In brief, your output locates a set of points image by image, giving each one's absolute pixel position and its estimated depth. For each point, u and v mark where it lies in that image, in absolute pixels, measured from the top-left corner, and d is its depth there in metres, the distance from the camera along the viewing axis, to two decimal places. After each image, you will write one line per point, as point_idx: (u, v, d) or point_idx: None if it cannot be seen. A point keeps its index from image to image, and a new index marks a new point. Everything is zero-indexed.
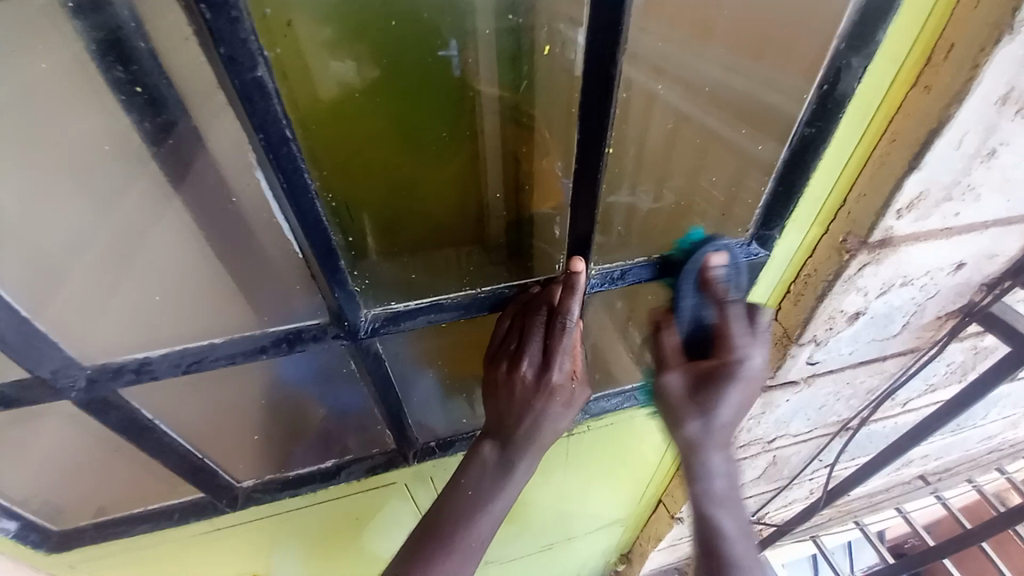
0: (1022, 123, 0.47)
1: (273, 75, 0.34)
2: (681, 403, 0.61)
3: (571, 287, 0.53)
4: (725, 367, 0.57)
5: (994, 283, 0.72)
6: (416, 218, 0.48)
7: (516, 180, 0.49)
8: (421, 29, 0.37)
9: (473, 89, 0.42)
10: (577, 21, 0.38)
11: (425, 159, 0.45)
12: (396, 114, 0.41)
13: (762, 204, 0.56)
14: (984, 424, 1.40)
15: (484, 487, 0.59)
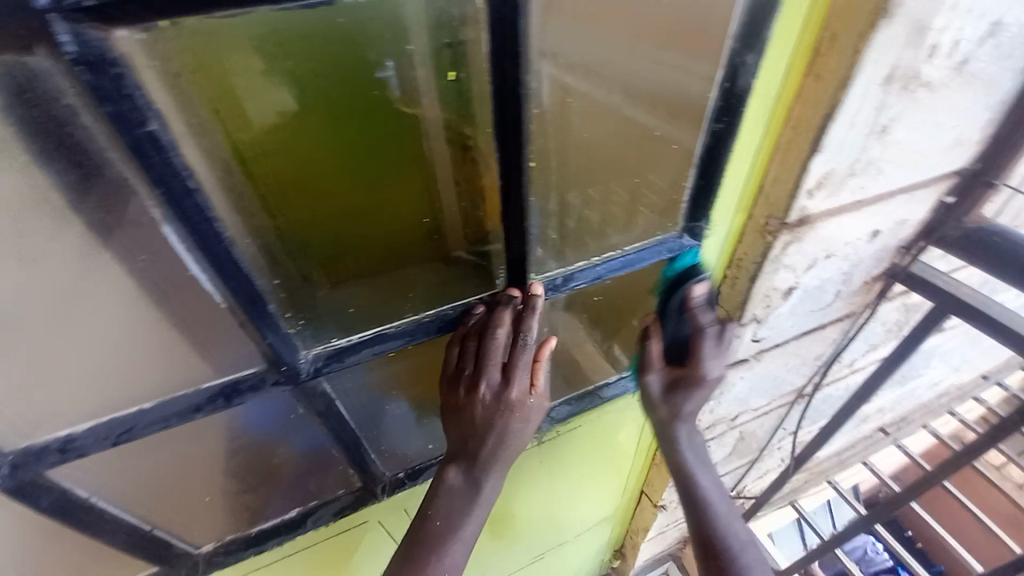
0: (906, 99, 0.51)
1: (200, 111, 0.33)
2: (656, 400, 0.73)
3: (530, 307, 0.54)
4: (692, 376, 0.68)
5: (911, 245, 0.77)
6: (368, 244, 0.46)
7: (457, 200, 0.48)
8: (355, 51, 0.36)
9: (416, 109, 0.40)
10: (480, 44, 0.38)
11: (373, 182, 0.43)
12: (339, 139, 0.40)
13: (687, 198, 0.58)
14: (928, 373, 1.50)
15: (453, 514, 0.59)
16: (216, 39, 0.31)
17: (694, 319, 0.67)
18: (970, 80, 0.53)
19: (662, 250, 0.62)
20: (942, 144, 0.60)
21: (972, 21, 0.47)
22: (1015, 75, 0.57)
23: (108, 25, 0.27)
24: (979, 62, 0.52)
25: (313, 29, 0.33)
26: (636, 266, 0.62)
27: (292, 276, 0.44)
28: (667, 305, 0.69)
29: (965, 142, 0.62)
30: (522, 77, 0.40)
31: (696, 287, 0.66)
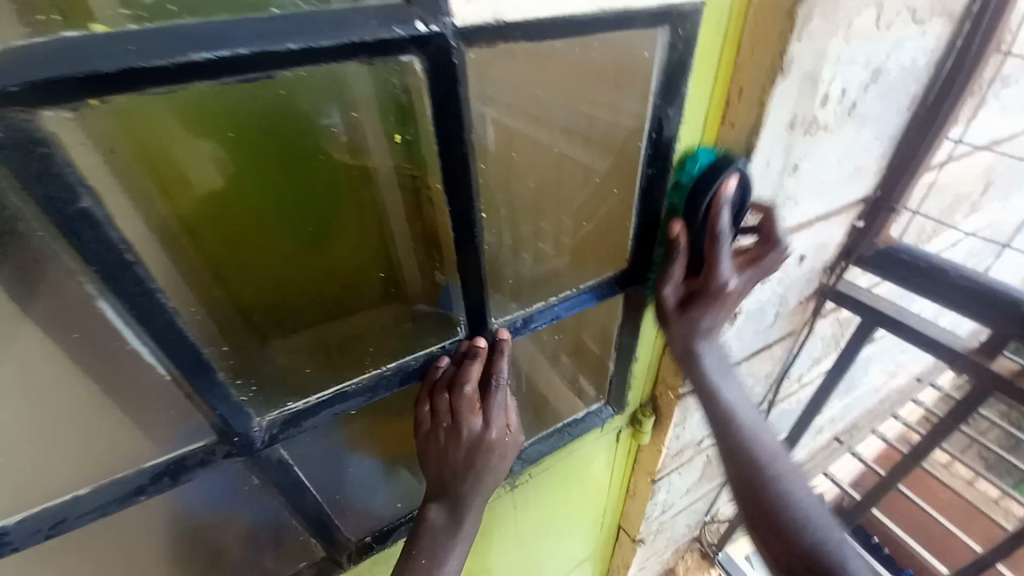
0: (811, 140, 0.58)
1: (138, 172, 0.34)
2: (670, 314, 0.63)
3: (499, 348, 0.56)
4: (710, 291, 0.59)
5: (835, 265, 0.84)
6: (317, 287, 0.47)
7: (405, 254, 0.49)
8: (294, 105, 0.37)
9: (364, 157, 0.42)
10: (423, 100, 0.39)
11: (318, 227, 0.44)
12: (289, 193, 0.41)
13: (633, 236, 0.61)
14: (868, 380, 1.61)
15: (441, 548, 0.57)
16: (153, 113, 0.32)
17: (712, 221, 0.54)
18: (861, 121, 0.61)
19: (617, 284, 0.64)
20: (847, 177, 0.67)
21: (853, 74, 0.55)
22: (897, 113, 0.65)
23: (35, 107, 0.27)
24: (865, 106, 0.59)
25: (251, 99, 0.35)
26: (597, 300, 0.64)
27: (247, 329, 0.44)
28: (694, 206, 0.55)
29: (865, 172, 0.70)
30: (466, 135, 0.42)
31: (727, 180, 0.53)
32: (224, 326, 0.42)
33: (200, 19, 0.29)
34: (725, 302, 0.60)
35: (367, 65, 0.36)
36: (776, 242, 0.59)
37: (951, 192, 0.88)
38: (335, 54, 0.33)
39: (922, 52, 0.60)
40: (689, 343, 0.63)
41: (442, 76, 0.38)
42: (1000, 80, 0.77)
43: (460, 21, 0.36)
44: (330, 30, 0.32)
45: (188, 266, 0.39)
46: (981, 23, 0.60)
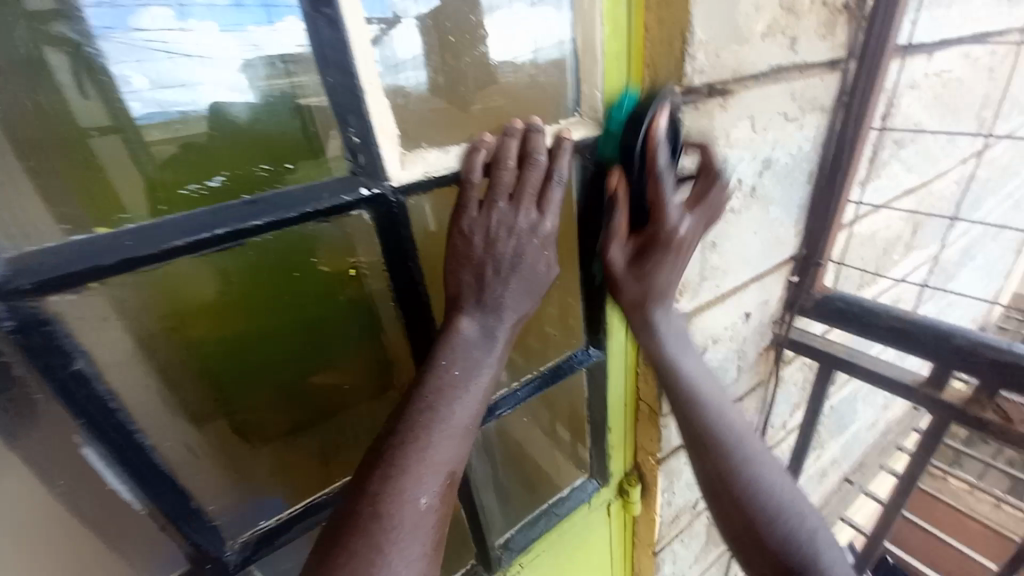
0: (722, 223, 0.65)
1: (137, 292, 0.38)
2: (621, 277, 0.57)
3: (559, 148, 0.49)
4: (660, 240, 0.53)
5: (781, 317, 0.90)
6: (304, 384, 0.50)
7: (391, 354, 0.55)
8: (285, 237, 0.42)
9: (351, 262, 0.47)
10: (372, 239, 0.47)
11: (305, 326, 0.48)
12: (276, 297, 0.45)
13: (583, 316, 0.68)
14: (859, 417, 1.61)
15: (474, 363, 0.48)
16: (166, 270, 0.38)
17: (650, 160, 0.49)
18: (765, 199, 0.69)
19: (575, 362, 0.70)
20: (768, 243, 0.75)
21: (744, 167, 0.63)
22: (798, 191, 0.74)
23: (44, 295, 0.33)
24: (765, 189, 0.68)
25: (259, 245, 0.41)
26: (558, 378, 0.68)
27: (236, 432, 0.48)
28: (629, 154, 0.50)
29: (784, 237, 0.78)
30: (411, 259, 0.48)
31: (660, 116, 0.48)
32: (207, 431, 0.46)
33: (187, 213, 0.36)
34: (679, 252, 0.54)
35: (325, 222, 0.43)
36: (717, 176, 0.54)
37: (882, 240, 0.96)
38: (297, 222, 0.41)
39: (805, 140, 0.68)
40: (646, 311, 0.57)
41: (390, 222, 0.45)
42: (893, 145, 0.82)
43: (397, 182, 0.44)
44: (290, 204, 0.40)
45: (187, 391, 0.43)
46: (852, 109, 0.68)
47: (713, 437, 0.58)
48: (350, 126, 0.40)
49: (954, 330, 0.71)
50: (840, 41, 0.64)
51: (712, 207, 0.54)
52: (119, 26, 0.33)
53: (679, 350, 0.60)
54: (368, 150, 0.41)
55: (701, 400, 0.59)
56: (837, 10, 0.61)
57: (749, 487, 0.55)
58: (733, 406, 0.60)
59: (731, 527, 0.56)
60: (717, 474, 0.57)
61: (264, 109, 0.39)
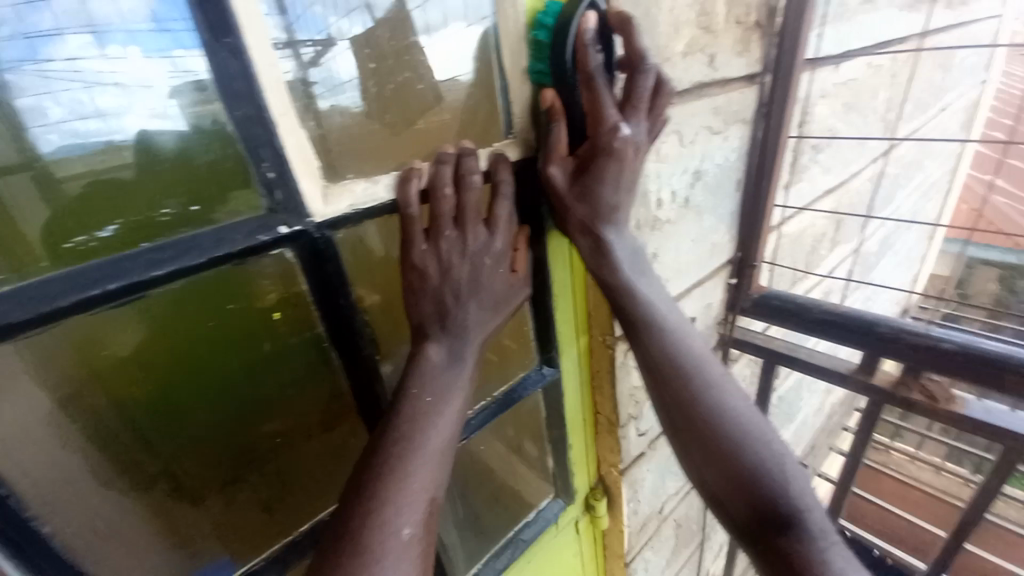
0: (660, 233, 0.67)
1: (50, 352, 0.34)
2: (565, 197, 0.53)
3: (498, 166, 0.47)
4: (601, 149, 0.50)
5: (725, 318, 0.94)
6: (251, 435, 0.46)
7: (344, 394, 0.52)
8: (214, 280, 0.39)
9: (292, 303, 0.44)
10: (297, 278, 0.43)
11: (248, 373, 0.44)
12: (213, 346, 0.41)
13: (535, 335, 0.68)
14: (806, 403, 1.71)
15: (445, 390, 0.46)
16: (71, 329, 0.34)
17: (583, 64, 0.48)
18: (699, 208, 0.72)
19: (528, 384, 0.69)
20: (706, 250, 0.78)
21: (676, 180, 0.65)
22: (729, 199, 0.77)
23: None
24: (698, 198, 0.70)
25: (185, 291, 0.38)
26: (512, 403, 0.68)
27: (175, 493, 0.43)
28: (560, 59, 0.48)
29: (721, 243, 0.81)
30: (345, 296, 0.46)
31: (585, 16, 0.47)
32: (144, 493, 0.42)
33: (72, 267, 0.33)
34: (621, 160, 0.51)
35: (242, 265, 0.40)
36: (662, 88, 0.52)
37: (809, 238, 1.02)
38: (207, 267, 0.38)
39: (730, 151, 0.72)
40: (594, 230, 0.54)
41: (315, 258, 0.43)
42: (811, 150, 0.88)
43: (321, 218, 0.42)
44: (199, 250, 0.37)
45: (107, 458, 0.39)
46: (771, 120, 0.72)
47: (670, 362, 0.55)
48: (263, 159, 0.38)
49: (878, 320, 0.76)
50: (755, 57, 0.67)
51: (656, 118, 0.52)
52: (27, 57, 0.30)
53: (635, 274, 0.56)
54: (285, 185, 0.39)
55: (661, 322, 0.56)
56: (750, 27, 0.64)
57: (710, 411, 0.54)
58: (691, 325, 0.59)
59: (693, 450, 0.54)
60: (677, 400, 0.55)
61: (188, 148, 0.36)
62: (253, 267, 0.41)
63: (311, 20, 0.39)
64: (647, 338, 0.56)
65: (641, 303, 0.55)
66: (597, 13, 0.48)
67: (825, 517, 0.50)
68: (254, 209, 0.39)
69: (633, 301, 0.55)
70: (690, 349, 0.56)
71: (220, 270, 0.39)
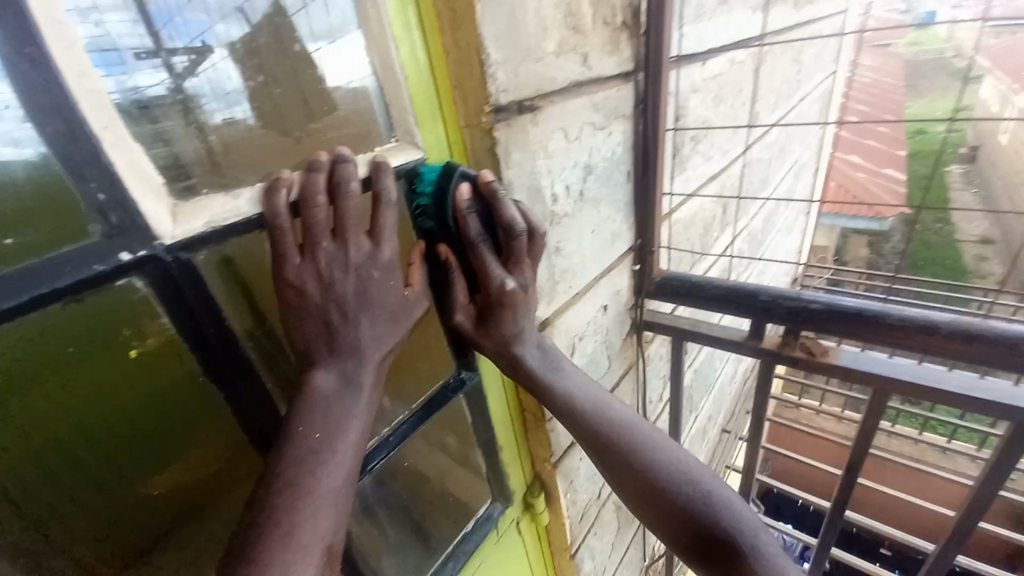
0: (559, 227, 0.69)
1: None
2: (475, 338, 0.60)
3: (379, 174, 0.46)
4: (493, 302, 0.56)
5: (635, 303, 1.00)
6: (116, 495, 0.40)
7: (233, 432, 0.47)
8: (37, 321, 0.33)
9: (151, 337, 0.39)
10: (156, 309, 0.39)
11: (102, 425, 0.38)
12: (49, 399, 0.35)
13: (449, 341, 0.66)
14: (721, 373, 1.86)
15: (340, 420, 0.45)
16: None
17: (464, 234, 0.52)
18: (594, 201, 0.75)
19: (448, 390, 0.68)
20: (607, 240, 0.82)
21: (567, 175, 0.67)
22: (621, 190, 0.82)
23: None
24: (592, 192, 0.74)
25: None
26: (432, 412, 0.66)
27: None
28: (443, 227, 0.53)
29: (620, 232, 0.86)
30: (216, 322, 0.42)
31: (456, 190, 0.50)
32: None
33: None
34: (514, 306, 0.57)
35: (78, 301, 0.35)
36: (540, 234, 0.55)
37: (700, 221, 1.12)
38: (23, 310, 0.32)
39: (616, 145, 0.76)
40: (507, 355, 0.60)
41: (172, 285, 0.39)
42: (690, 141, 0.95)
43: (172, 239, 0.38)
44: (11, 290, 0.32)
45: None
46: (648, 114, 0.77)
47: (599, 433, 0.61)
48: (89, 179, 0.34)
49: (760, 289, 0.84)
50: (627, 55, 0.72)
51: (538, 253, 0.56)
52: None
53: (551, 374, 0.62)
54: (121, 207, 0.35)
55: (581, 405, 0.62)
56: (618, 28, 0.69)
57: (641, 466, 0.59)
58: (607, 394, 0.64)
59: (642, 505, 0.58)
60: (615, 468, 0.60)
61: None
62: (79, 302, 0.35)
63: (185, 25, 0.38)
64: (569, 425, 0.62)
65: (557, 407, 0.62)
66: (468, 177, 0.51)
67: (766, 528, 0.54)
68: (85, 237, 0.34)
69: (551, 399, 0.61)
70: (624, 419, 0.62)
71: (36, 312, 0.33)
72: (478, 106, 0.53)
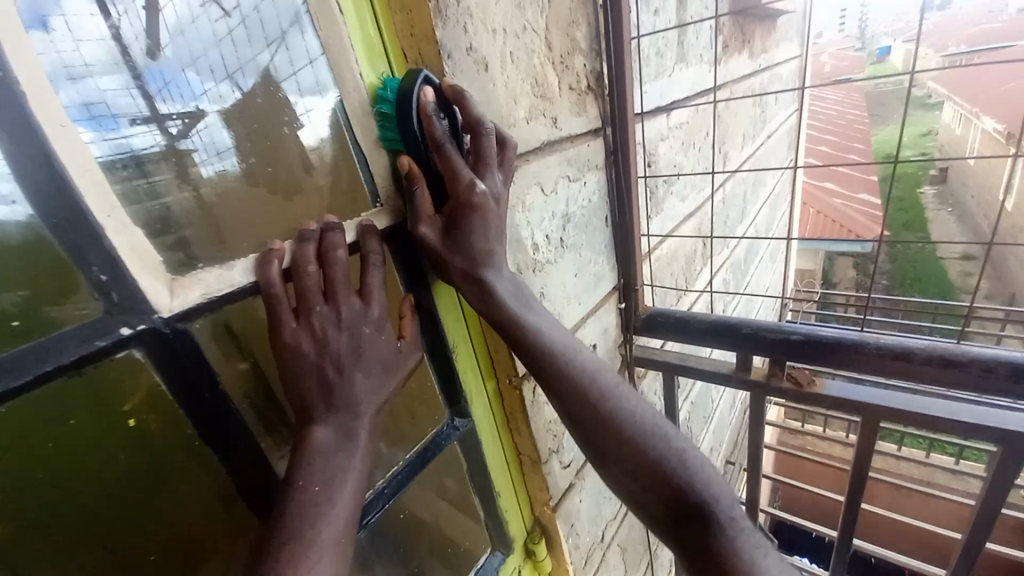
0: (542, 273, 0.72)
1: None
2: (441, 253, 0.56)
3: (365, 237, 0.50)
4: (464, 205, 0.54)
5: (624, 340, 1.02)
6: (105, 569, 0.40)
7: (224, 496, 0.47)
8: (36, 398, 0.35)
9: (145, 406, 0.41)
10: (154, 377, 0.41)
11: (94, 497, 0.39)
12: (42, 474, 0.36)
13: (440, 389, 0.68)
14: (719, 404, 1.86)
15: (336, 475, 0.45)
16: None
17: (429, 134, 0.51)
18: (575, 246, 0.79)
19: (441, 439, 0.69)
20: (590, 282, 0.85)
21: (547, 225, 0.71)
22: (601, 234, 0.86)
23: None
24: (572, 238, 0.78)
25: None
26: (425, 462, 0.66)
27: None
28: (407, 129, 0.51)
29: (603, 274, 0.89)
30: (212, 387, 0.44)
31: (424, 88, 0.50)
32: None
33: None
34: (485, 213, 0.55)
35: (79, 375, 0.37)
36: (506, 143, 0.58)
37: (682, 257, 1.16)
38: (25, 387, 0.34)
39: (592, 193, 0.81)
40: (478, 278, 0.57)
41: (171, 354, 0.41)
42: (663, 183, 1.01)
43: (170, 312, 0.40)
44: (18, 368, 0.34)
45: None
46: (620, 164, 0.83)
47: (570, 377, 0.60)
48: (92, 262, 0.37)
49: (741, 322, 0.87)
50: (595, 114, 0.78)
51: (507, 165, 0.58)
52: None
53: (523, 308, 0.60)
54: (121, 286, 0.38)
55: (553, 347, 0.60)
56: (583, 91, 0.75)
57: (609, 418, 0.59)
58: (579, 344, 0.63)
59: (603, 455, 0.59)
60: (582, 415, 0.60)
61: (5, 248, 0.33)
62: (76, 377, 0.37)
63: (181, 89, 0.41)
64: (547, 353, 0.59)
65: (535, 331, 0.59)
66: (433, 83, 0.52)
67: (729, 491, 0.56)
68: (87, 315, 0.37)
69: (528, 328, 0.59)
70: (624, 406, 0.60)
71: (36, 389, 0.35)
72: None
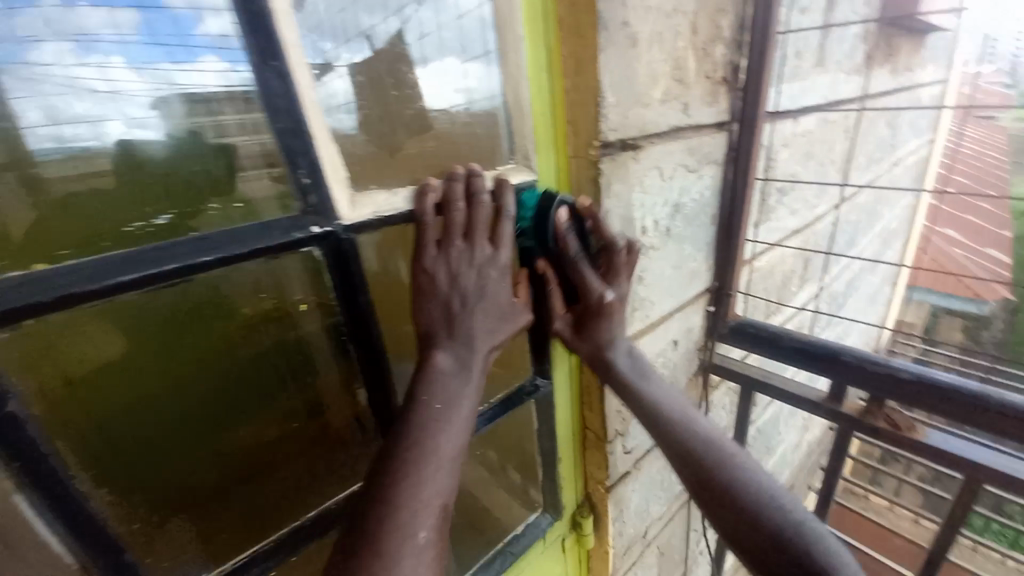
0: (645, 257, 0.74)
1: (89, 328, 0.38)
2: (574, 343, 0.67)
3: (500, 190, 0.53)
4: (592, 312, 0.64)
5: (706, 344, 1.01)
6: (255, 422, 0.50)
7: (342, 387, 0.56)
8: (240, 270, 0.44)
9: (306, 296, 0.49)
10: (321, 273, 0.49)
11: (257, 362, 0.49)
12: (229, 333, 0.46)
13: (530, 346, 0.72)
14: (784, 439, 1.76)
15: (452, 398, 0.50)
16: (117, 305, 0.39)
17: (566, 252, 0.60)
18: (679, 237, 0.79)
19: (523, 393, 0.73)
20: (686, 276, 0.85)
21: (658, 210, 0.73)
22: (705, 231, 0.85)
23: None
24: (678, 228, 0.78)
25: (214, 279, 0.43)
26: (506, 411, 0.71)
27: (181, 475, 0.46)
28: (545, 244, 0.59)
29: (699, 271, 0.89)
30: (361, 293, 0.51)
31: (560, 212, 0.57)
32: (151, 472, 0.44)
33: (138, 248, 0.38)
34: (609, 314, 0.64)
35: (274, 258, 0.45)
36: (632, 246, 0.65)
37: (780, 273, 1.11)
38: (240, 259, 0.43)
39: (705, 188, 0.81)
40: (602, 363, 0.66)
41: (338, 257, 0.49)
42: (777, 192, 0.98)
43: (347, 222, 0.48)
44: (239, 241, 0.42)
45: (124, 433, 0.42)
46: (739, 163, 0.82)
47: (668, 422, 0.64)
48: (300, 167, 0.44)
49: (842, 349, 0.83)
50: (724, 108, 0.77)
51: (629, 264, 0.65)
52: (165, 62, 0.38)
53: (638, 377, 0.66)
54: (315, 190, 0.45)
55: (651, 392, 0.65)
56: (717, 83, 0.75)
57: (705, 457, 0.61)
58: (675, 392, 0.68)
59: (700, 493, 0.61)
60: (677, 453, 0.63)
61: (246, 145, 0.42)
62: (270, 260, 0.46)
63: (310, 46, 0.44)
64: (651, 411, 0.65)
65: (648, 404, 0.65)
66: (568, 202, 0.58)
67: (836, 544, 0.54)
68: (288, 209, 0.45)
69: (639, 398, 0.65)
70: (723, 452, 0.62)
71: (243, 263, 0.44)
72: (587, 140, 0.61)
